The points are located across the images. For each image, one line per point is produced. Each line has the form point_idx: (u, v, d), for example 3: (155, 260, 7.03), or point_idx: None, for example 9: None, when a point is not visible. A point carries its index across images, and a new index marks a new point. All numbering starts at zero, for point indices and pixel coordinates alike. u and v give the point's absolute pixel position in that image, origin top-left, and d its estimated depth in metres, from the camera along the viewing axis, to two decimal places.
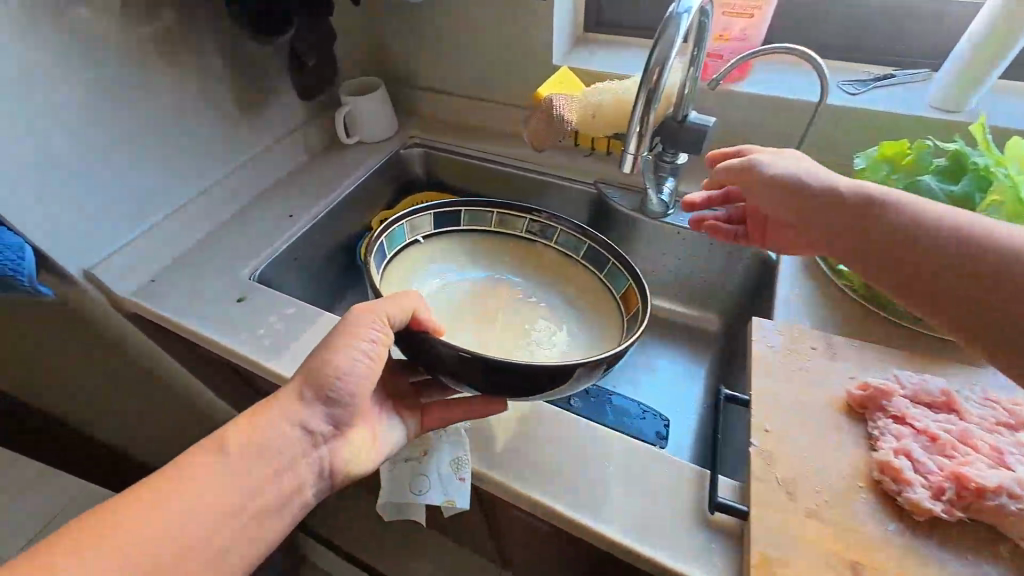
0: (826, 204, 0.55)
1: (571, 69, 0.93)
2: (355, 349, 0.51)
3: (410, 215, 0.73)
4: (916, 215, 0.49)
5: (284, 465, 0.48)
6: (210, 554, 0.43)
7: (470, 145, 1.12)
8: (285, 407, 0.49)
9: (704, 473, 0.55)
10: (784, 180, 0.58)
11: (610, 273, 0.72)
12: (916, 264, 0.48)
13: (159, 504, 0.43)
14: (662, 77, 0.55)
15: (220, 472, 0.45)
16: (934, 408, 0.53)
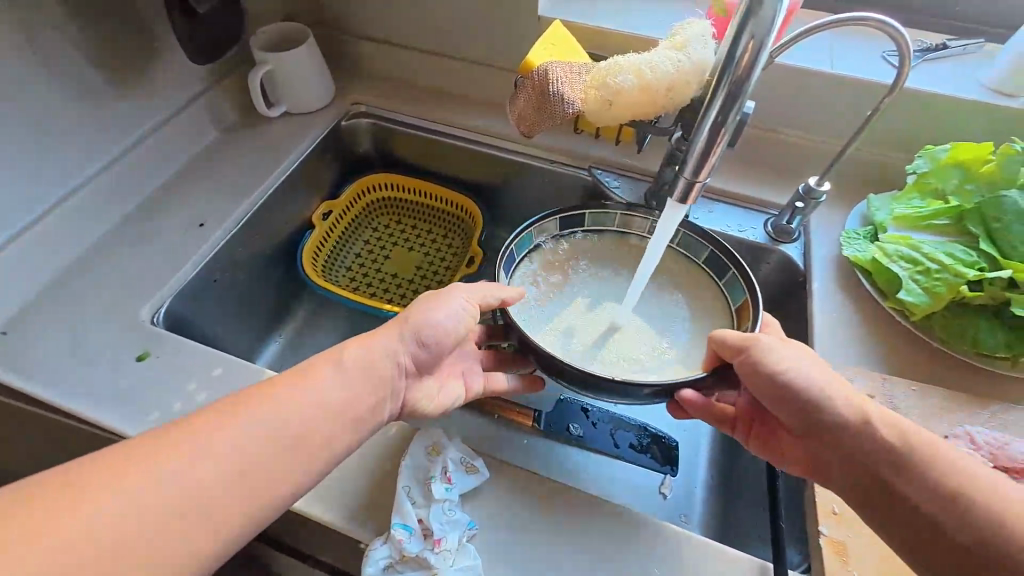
0: (851, 441, 0.42)
1: (562, 22, 0.72)
2: (447, 310, 0.49)
3: (538, 220, 0.58)
4: (961, 491, 0.38)
5: (345, 403, 0.43)
6: (238, 494, 0.38)
7: (432, 116, 0.89)
8: (379, 338, 0.46)
9: (765, 567, 0.47)
10: (795, 386, 0.44)
11: (730, 282, 0.56)
12: (959, 546, 0.38)
13: (213, 435, 0.38)
14: (758, 69, 0.38)
15: (296, 399, 0.41)
16: (1015, 475, 0.47)
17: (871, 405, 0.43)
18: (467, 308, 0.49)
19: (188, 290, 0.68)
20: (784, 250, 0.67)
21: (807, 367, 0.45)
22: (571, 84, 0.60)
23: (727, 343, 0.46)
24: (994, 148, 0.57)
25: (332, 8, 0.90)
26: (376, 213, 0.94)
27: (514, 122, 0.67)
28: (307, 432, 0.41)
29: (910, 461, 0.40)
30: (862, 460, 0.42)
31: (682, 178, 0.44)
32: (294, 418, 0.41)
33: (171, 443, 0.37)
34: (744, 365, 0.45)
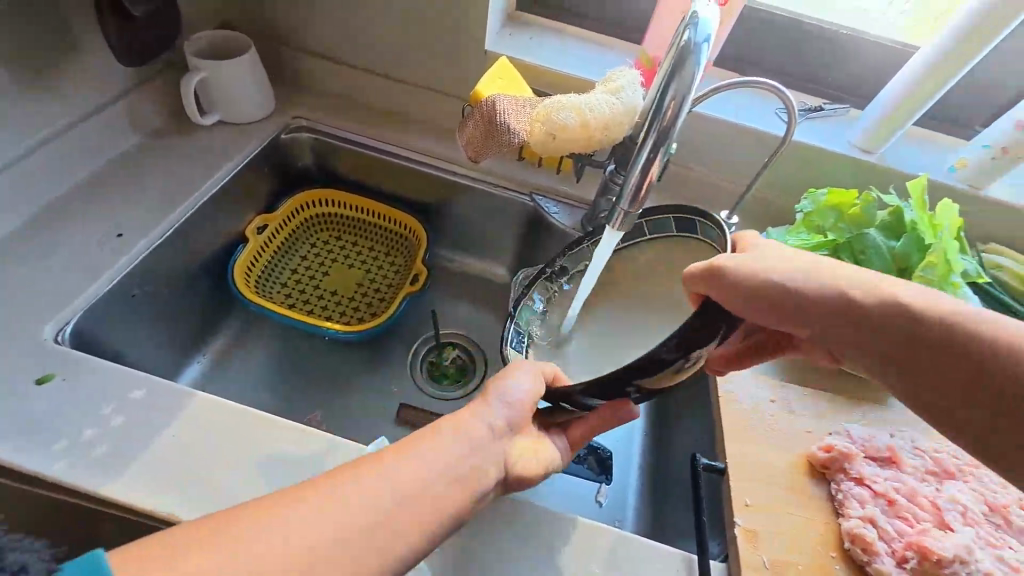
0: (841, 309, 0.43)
1: (508, 59, 0.77)
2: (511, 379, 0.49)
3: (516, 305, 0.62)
4: (955, 323, 0.40)
5: (421, 500, 0.40)
6: None
7: (378, 136, 0.90)
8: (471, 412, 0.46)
9: (692, 558, 0.51)
10: (788, 282, 0.43)
11: (703, 229, 0.52)
12: (987, 391, 0.39)
13: (327, 496, 0.37)
14: (679, 121, 0.45)
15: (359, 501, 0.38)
16: (880, 462, 0.56)
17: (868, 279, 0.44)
18: (533, 373, 0.50)
19: (102, 307, 0.62)
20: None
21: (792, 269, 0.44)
22: (517, 117, 0.65)
23: (694, 275, 0.43)
24: (859, 195, 0.69)
25: (274, 21, 0.89)
26: (315, 228, 0.91)
27: (463, 147, 0.72)
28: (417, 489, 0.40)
29: (917, 315, 0.41)
30: (880, 335, 0.42)
31: (620, 210, 0.51)
32: (413, 478, 0.40)
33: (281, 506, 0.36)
34: (725, 296, 0.41)
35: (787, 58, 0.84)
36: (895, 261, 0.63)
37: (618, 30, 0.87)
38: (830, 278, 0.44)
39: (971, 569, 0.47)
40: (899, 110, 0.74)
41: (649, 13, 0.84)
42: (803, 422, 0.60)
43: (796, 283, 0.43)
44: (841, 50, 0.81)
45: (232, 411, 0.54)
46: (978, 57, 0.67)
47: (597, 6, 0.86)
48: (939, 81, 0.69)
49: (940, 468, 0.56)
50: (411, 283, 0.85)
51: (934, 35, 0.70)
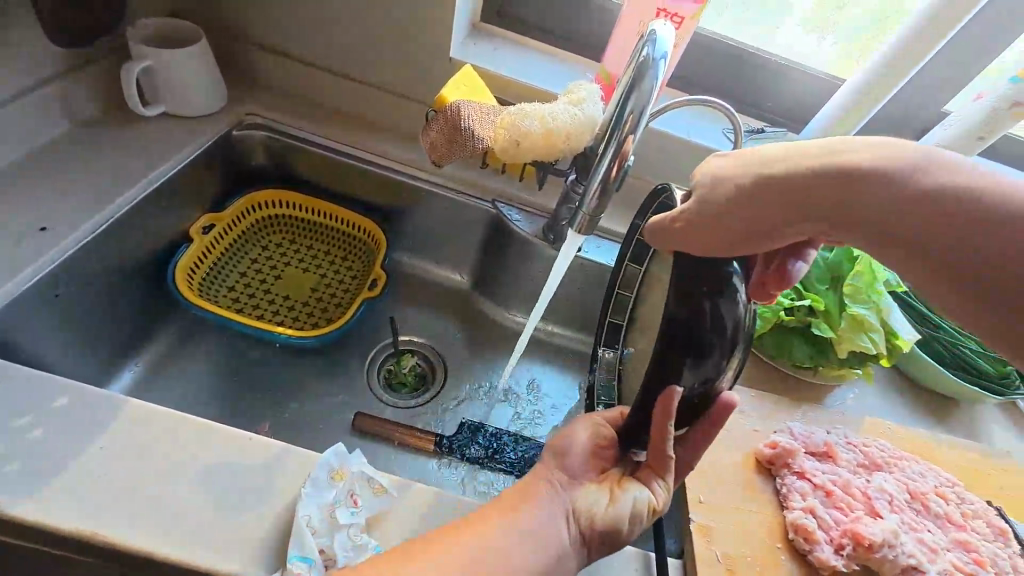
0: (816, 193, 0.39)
1: (473, 67, 0.78)
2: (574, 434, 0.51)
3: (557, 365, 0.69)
4: (936, 192, 0.35)
5: (489, 567, 0.41)
6: None
7: (337, 137, 0.88)
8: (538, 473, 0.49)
9: (649, 555, 0.53)
10: (751, 184, 0.40)
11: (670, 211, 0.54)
12: (970, 265, 0.34)
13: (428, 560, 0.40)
14: (638, 132, 0.47)
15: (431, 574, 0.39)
16: (819, 456, 0.60)
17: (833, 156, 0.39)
18: (590, 427, 0.52)
19: (19, 307, 0.56)
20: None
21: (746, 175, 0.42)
22: (482, 123, 0.66)
23: (657, 226, 0.45)
24: None
25: (226, 14, 0.85)
26: (267, 229, 0.87)
27: (426, 151, 0.72)
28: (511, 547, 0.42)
29: (893, 191, 0.37)
30: (849, 209, 0.38)
31: (580, 213, 0.53)
32: (485, 549, 0.42)
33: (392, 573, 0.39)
34: (683, 248, 0.44)
35: (733, 84, 0.90)
36: (828, 271, 0.69)
37: (578, 47, 0.90)
38: (787, 161, 0.40)
39: (898, 551, 0.52)
40: (828, 135, 0.81)
41: (607, 32, 0.88)
42: (751, 421, 0.63)
43: (752, 181, 0.40)
44: (777, 79, 0.89)
45: (171, 419, 0.50)
46: (894, 90, 0.75)
47: (557, 23, 0.89)
48: (861, 111, 0.77)
49: (869, 461, 0.61)
50: (370, 288, 0.83)
51: (858, 69, 0.77)
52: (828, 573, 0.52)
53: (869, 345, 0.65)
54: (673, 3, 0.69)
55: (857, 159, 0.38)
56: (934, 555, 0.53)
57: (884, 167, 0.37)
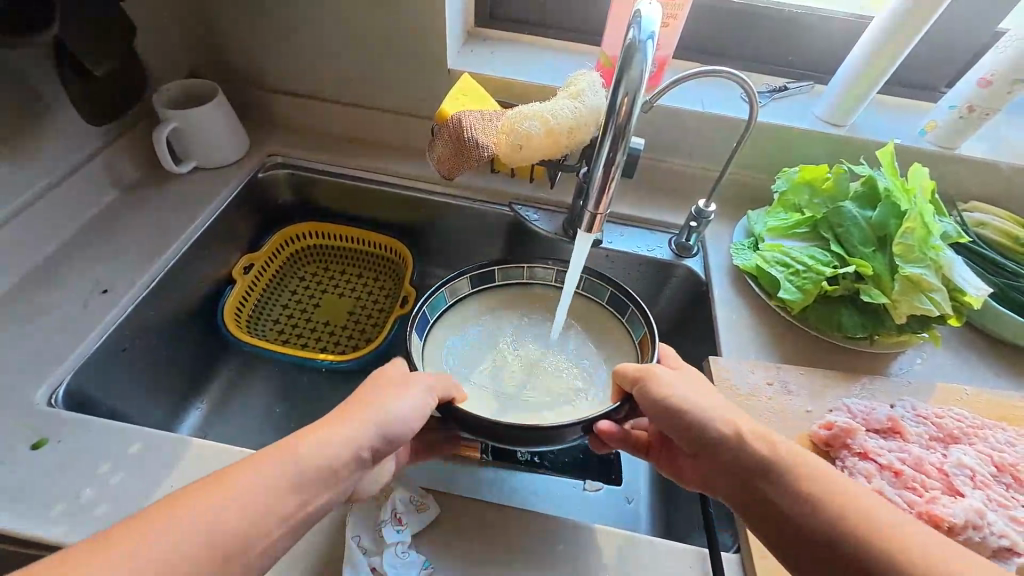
0: (734, 450, 0.43)
1: (471, 75, 0.78)
2: (403, 399, 0.46)
3: (449, 278, 0.61)
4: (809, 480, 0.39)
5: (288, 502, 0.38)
6: None
7: (353, 164, 0.91)
8: (350, 423, 0.42)
9: (703, 552, 0.51)
10: (682, 415, 0.45)
11: (630, 318, 0.60)
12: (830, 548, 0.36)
13: (192, 512, 0.34)
14: (635, 117, 0.45)
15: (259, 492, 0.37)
16: (883, 433, 0.56)
17: (767, 431, 0.44)
18: (429, 393, 0.48)
19: (93, 363, 0.63)
20: (686, 264, 0.76)
21: (708, 402, 0.46)
22: (484, 131, 0.66)
23: (625, 373, 0.49)
24: (830, 168, 0.69)
25: (238, 65, 0.90)
26: (301, 262, 0.92)
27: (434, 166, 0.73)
28: (287, 507, 0.38)
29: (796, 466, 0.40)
30: (748, 491, 0.42)
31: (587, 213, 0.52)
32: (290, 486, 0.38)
33: (179, 504, 0.34)
34: (647, 386, 0.47)
35: (745, 43, 0.85)
36: (872, 230, 0.63)
37: (576, 34, 0.88)
38: (722, 409, 0.46)
39: (984, 531, 0.47)
40: (860, 82, 0.74)
41: (601, 15, 0.86)
42: (801, 401, 0.59)
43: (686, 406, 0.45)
44: (796, 30, 0.82)
45: (226, 455, 0.54)
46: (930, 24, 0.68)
47: (550, 15, 0.87)
48: (893, 50, 0.70)
49: (944, 433, 0.55)
50: (401, 305, 0.86)
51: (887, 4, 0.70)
52: None
53: (930, 306, 0.59)
54: None
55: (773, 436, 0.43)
56: None
57: (797, 454, 0.41)
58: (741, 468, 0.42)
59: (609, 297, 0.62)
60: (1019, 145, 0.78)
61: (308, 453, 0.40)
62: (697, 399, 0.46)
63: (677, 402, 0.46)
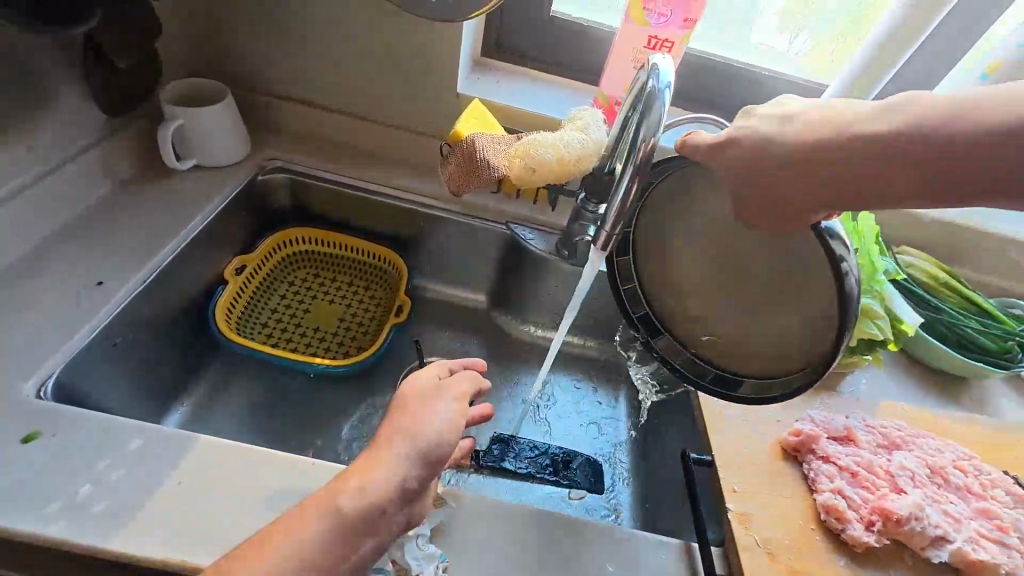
0: (870, 161, 0.40)
1: (480, 101, 0.84)
2: (430, 418, 0.50)
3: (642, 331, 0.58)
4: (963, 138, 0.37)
5: (346, 543, 0.43)
6: None
7: (355, 174, 0.93)
8: (384, 456, 0.47)
9: (693, 546, 0.56)
10: (797, 180, 0.42)
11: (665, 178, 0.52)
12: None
13: (253, 567, 0.40)
14: (651, 156, 0.51)
15: (314, 537, 0.42)
16: (840, 440, 0.64)
17: (867, 117, 0.40)
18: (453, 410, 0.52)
19: (83, 358, 0.60)
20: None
21: (798, 139, 0.42)
22: (496, 153, 0.73)
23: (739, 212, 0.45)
24: None
25: (244, 70, 0.91)
26: (292, 267, 0.92)
27: (446, 183, 0.77)
28: (343, 545, 0.43)
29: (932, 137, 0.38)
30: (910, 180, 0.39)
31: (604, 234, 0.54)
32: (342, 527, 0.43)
33: (246, 561, 0.41)
34: (748, 192, 0.44)
35: (721, 96, 0.96)
36: None
37: (574, 74, 0.96)
38: (866, 147, 0.40)
39: (925, 522, 0.55)
40: None
41: (597, 57, 0.94)
42: (772, 412, 0.67)
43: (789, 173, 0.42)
44: (765, 90, 0.94)
45: (232, 452, 0.53)
46: (907, 51, 0.76)
47: (551, 52, 0.95)
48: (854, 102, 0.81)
49: (888, 441, 0.64)
50: (396, 314, 0.87)
51: (850, 56, 0.81)
52: (861, 549, 0.55)
53: (876, 331, 0.69)
54: (664, 30, 0.76)
55: (885, 120, 0.40)
56: (959, 524, 0.57)
57: (916, 118, 0.38)
58: (888, 168, 0.39)
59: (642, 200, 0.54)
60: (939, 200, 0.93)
61: (347, 495, 0.44)
62: (823, 164, 0.41)
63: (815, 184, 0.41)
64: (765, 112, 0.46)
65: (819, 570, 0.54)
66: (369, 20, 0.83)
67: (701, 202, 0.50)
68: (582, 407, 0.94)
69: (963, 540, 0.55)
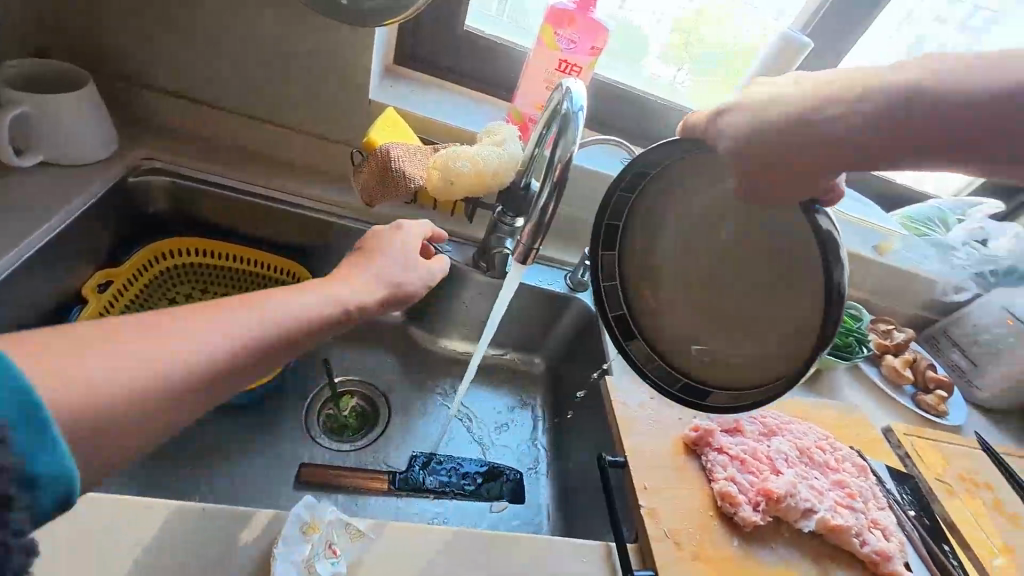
0: (903, 111, 0.40)
1: (394, 109, 0.81)
2: (400, 241, 0.64)
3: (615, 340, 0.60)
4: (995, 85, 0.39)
5: (315, 314, 0.50)
6: (182, 372, 0.39)
7: (252, 179, 0.85)
8: (359, 267, 0.59)
9: (610, 545, 0.59)
10: (821, 142, 0.42)
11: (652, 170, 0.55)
12: None
13: (223, 319, 0.43)
14: (569, 177, 0.53)
15: (287, 310, 0.47)
16: (731, 432, 0.72)
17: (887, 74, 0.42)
18: (413, 234, 0.66)
19: None
20: (579, 296, 0.94)
21: (824, 99, 0.43)
22: (410, 162, 0.71)
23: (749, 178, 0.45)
24: None
25: (109, 55, 0.79)
26: (173, 282, 0.81)
27: (360, 194, 0.74)
28: (312, 321, 0.49)
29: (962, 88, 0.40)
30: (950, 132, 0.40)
31: (523, 249, 0.56)
32: (310, 310, 0.49)
33: (212, 316, 0.43)
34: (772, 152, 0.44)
35: (623, 120, 1.04)
36: None
37: (489, 89, 0.98)
38: (880, 109, 0.41)
39: (798, 497, 0.64)
40: None
41: (511, 74, 0.97)
42: (674, 411, 0.74)
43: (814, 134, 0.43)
44: (662, 117, 1.04)
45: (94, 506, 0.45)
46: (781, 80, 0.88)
47: (466, 66, 0.95)
48: None
49: (767, 428, 0.74)
50: None
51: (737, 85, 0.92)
52: (750, 528, 0.62)
53: None
54: (572, 55, 0.80)
55: (907, 74, 0.41)
56: (822, 496, 0.66)
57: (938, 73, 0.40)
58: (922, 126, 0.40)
59: (631, 187, 0.57)
60: None
61: (314, 293, 0.51)
62: (852, 124, 0.42)
63: (832, 146, 0.42)
64: (778, 82, 0.47)
65: (717, 552, 0.60)
66: (268, 13, 0.76)
67: (692, 194, 0.54)
68: (500, 419, 0.95)
69: (827, 510, 0.64)
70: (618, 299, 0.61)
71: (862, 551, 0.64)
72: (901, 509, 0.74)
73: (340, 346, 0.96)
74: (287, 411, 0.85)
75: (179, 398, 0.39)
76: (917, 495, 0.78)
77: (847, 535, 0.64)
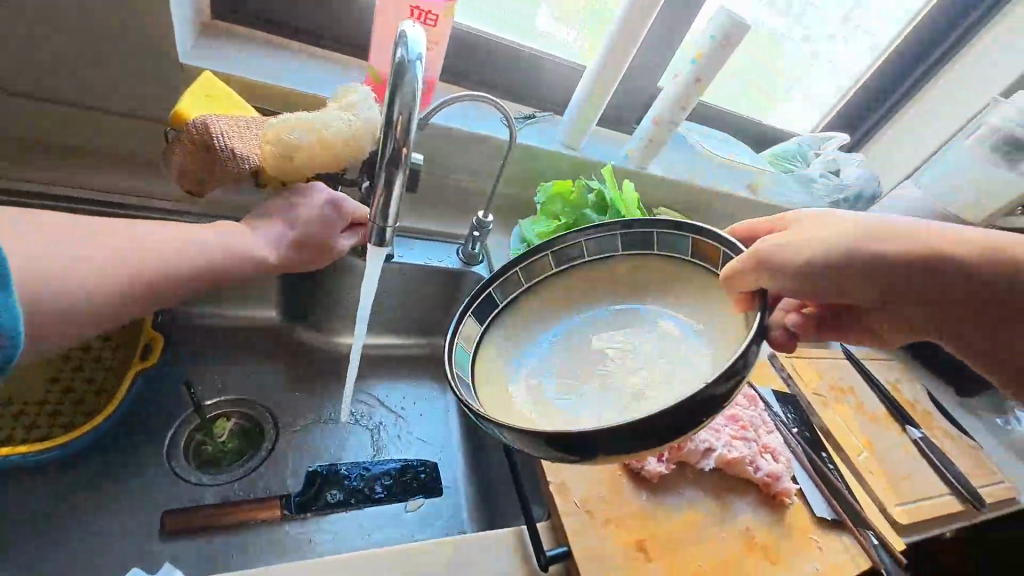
0: (891, 265, 0.47)
1: (213, 73, 0.67)
2: (308, 203, 0.65)
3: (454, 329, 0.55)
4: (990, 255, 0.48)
5: (247, 247, 0.60)
6: (123, 281, 0.48)
7: (31, 178, 0.66)
8: (284, 213, 0.65)
9: (521, 530, 0.56)
10: (816, 272, 0.46)
11: (663, 239, 0.58)
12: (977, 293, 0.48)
13: (177, 244, 0.54)
14: (414, 134, 0.46)
15: (227, 242, 0.58)
16: None
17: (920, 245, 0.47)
18: (322, 203, 0.65)
19: None
20: (475, 271, 0.88)
21: (821, 234, 0.47)
22: (241, 139, 0.58)
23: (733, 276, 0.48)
24: (574, 183, 0.83)
25: None
26: None
27: (177, 181, 0.59)
28: (245, 258, 0.60)
29: (945, 262, 0.47)
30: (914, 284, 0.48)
31: (375, 226, 0.51)
32: (244, 246, 0.60)
33: (181, 237, 0.54)
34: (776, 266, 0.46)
35: (499, 75, 0.97)
36: None
37: (341, 46, 0.85)
38: (886, 244, 0.47)
39: (698, 440, 0.66)
40: (586, 110, 0.94)
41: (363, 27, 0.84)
42: None
43: (819, 262, 0.46)
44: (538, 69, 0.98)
45: None
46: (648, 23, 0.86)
47: (305, 19, 0.81)
48: (602, 90, 0.92)
49: None
50: (140, 357, 0.69)
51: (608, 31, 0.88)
52: (656, 478, 0.63)
53: None
54: (424, 2, 0.71)
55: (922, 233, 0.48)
56: (719, 433, 0.69)
57: (943, 237, 0.48)
58: (897, 271, 0.47)
59: (625, 246, 0.60)
60: (680, 168, 1.13)
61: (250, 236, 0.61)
62: (848, 267, 0.46)
63: (833, 271, 0.46)
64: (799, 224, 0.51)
65: (628, 510, 0.60)
66: None
67: (684, 281, 0.57)
68: (407, 411, 0.88)
69: (724, 446, 0.67)
70: (508, 284, 0.60)
71: (756, 476, 0.68)
72: (787, 428, 0.80)
73: (207, 364, 0.82)
74: (142, 453, 0.71)
75: (114, 301, 0.48)
76: (798, 412, 0.86)
77: (743, 465, 0.68)
